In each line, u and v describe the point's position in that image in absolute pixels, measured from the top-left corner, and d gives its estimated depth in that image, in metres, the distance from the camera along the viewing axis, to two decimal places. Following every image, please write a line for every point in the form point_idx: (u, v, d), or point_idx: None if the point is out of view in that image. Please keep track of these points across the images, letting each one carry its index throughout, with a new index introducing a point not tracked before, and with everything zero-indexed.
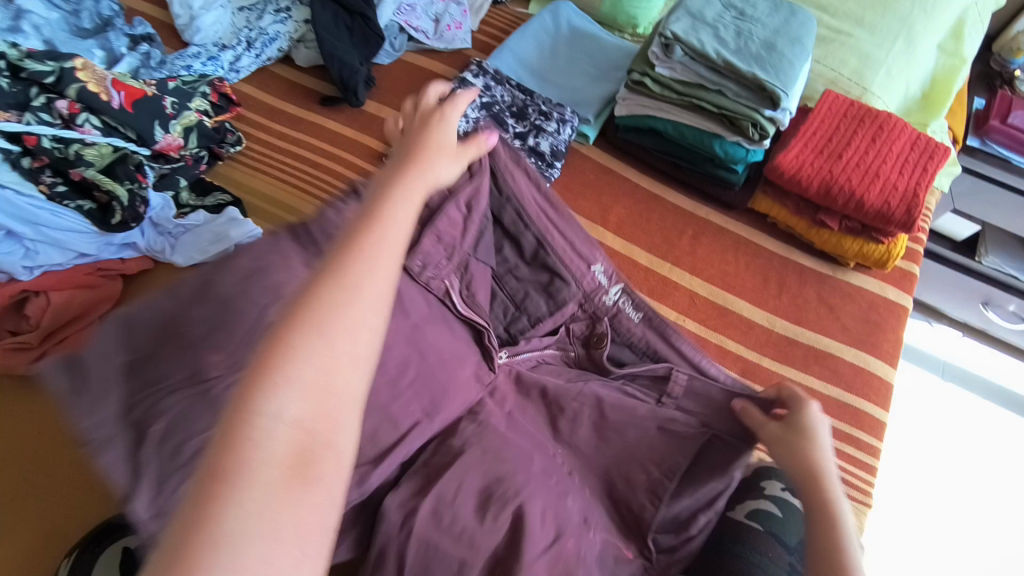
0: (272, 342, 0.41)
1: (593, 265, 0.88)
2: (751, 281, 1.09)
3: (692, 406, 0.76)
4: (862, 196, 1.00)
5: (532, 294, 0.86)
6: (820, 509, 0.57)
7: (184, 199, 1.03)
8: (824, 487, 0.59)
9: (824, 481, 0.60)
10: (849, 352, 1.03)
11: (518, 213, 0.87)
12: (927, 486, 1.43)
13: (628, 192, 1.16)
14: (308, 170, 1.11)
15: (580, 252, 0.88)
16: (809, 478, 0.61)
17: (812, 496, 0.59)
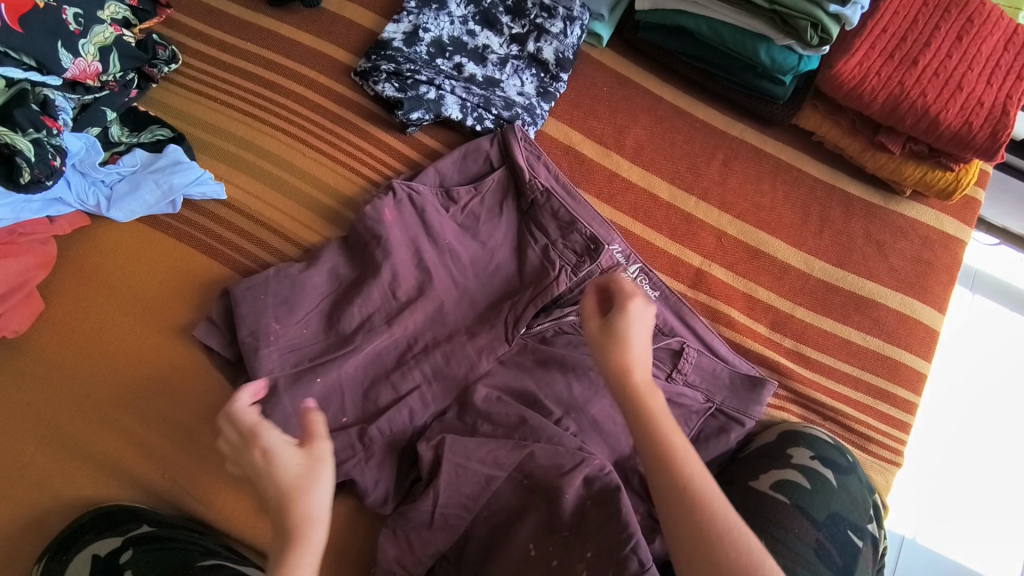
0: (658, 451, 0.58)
1: (610, 245, 0.87)
2: (789, 216, 0.94)
3: (699, 381, 0.83)
4: (938, 114, 0.82)
5: (547, 271, 0.84)
6: (687, 515, 0.55)
7: (116, 136, 0.87)
8: (689, 483, 0.56)
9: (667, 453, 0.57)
10: (895, 297, 0.91)
11: (534, 198, 0.87)
12: (971, 413, 1.31)
13: (649, 109, 0.97)
14: (262, 94, 0.92)
15: (597, 233, 0.87)
16: (660, 469, 0.57)
17: (671, 496, 0.56)
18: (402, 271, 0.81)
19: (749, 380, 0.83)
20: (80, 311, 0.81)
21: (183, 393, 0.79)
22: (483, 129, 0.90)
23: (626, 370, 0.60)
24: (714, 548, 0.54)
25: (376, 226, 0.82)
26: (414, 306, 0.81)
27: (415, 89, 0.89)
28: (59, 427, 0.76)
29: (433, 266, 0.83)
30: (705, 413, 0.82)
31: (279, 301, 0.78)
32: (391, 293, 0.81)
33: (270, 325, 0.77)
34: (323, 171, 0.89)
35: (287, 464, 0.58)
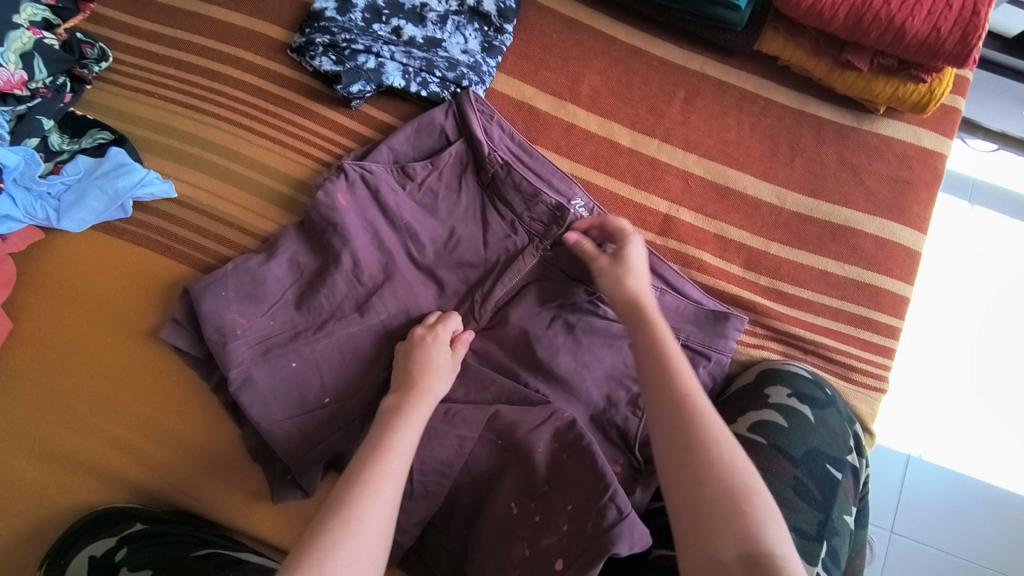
0: (659, 377, 0.63)
1: (572, 200, 0.85)
2: (757, 148, 0.90)
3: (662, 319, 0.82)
4: (903, 23, 0.77)
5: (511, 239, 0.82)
6: (676, 414, 0.60)
7: (57, 144, 0.85)
8: (683, 384, 0.62)
9: (666, 361, 0.64)
10: (872, 222, 0.88)
11: (492, 159, 0.84)
12: (968, 327, 1.29)
13: (602, 51, 0.93)
14: (199, 84, 0.89)
15: (557, 192, 0.85)
16: (658, 377, 0.63)
17: (668, 398, 0.61)
18: (362, 255, 0.80)
19: (716, 315, 0.83)
20: (49, 324, 0.81)
21: (160, 394, 0.80)
22: (429, 94, 0.86)
23: (633, 301, 0.71)
24: (696, 444, 0.57)
25: (330, 212, 0.80)
26: (379, 287, 0.79)
27: (353, 60, 0.85)
28: (44, 440, 0.78)
29: (391, 244, 0.82)
30: None
31: (242, 295, 0.78)
32: (353, 277, 0.79)
33: (235, 321, 0.76)
34: (271, 157, 0.87)
35: (436, 345, 0.74)
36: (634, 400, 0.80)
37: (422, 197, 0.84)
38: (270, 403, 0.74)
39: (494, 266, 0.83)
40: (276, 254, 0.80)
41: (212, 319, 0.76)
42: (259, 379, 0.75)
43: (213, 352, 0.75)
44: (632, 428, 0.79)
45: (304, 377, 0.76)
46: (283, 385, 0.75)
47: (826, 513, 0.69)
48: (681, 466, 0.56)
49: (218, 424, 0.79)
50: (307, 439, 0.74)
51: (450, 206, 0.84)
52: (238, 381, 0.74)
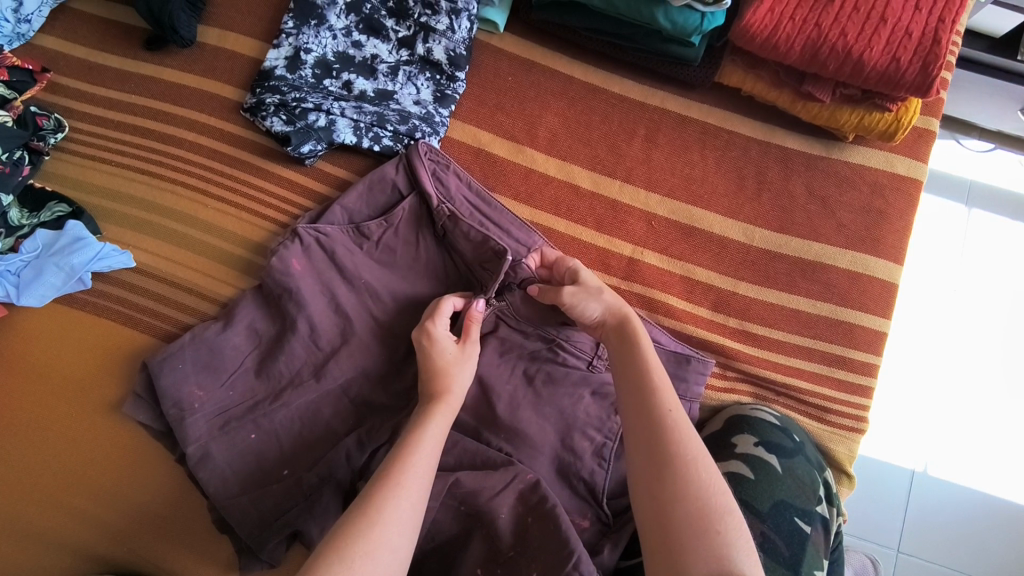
0: (637, 395, 0.63)
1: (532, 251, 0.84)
2: (722, 184, 0.88)
3: None
4: (861, 55, 0.74)
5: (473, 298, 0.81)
6: (655, 431, 0.60)
7: (17, 219, 0.84)
8: (664, 401, 0.62)
9: (648, 379, 0.64)
10: (844, 256, 0.85)
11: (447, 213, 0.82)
12: (964, 340, 1.25)
13: (559, 91, 0.91)
14: (155, 150, 0.89)
15: (516, 243, 0.83)
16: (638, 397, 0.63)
17: (644, 416, 0.61)
18: (318, 320, 0.79)
19: (677, 360, 0.81)
20: (17, 400, 0.82)
21: (126, 467, 0.80)
22: (382, 149, 0.85)
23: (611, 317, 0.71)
24: (673, 464, 0.57)
25: (284, 279, 0.79)
26: (336, 352, 0.79)
27: (304, 119, 0.84)
28: (16, 517, 0.79)
29: (347, 308, 0.80)
30: None
31: (199, 367, 0.77)
32: (309, 342, 0.79)
33: (193, 394, 0.76)
34: (228, 220, 0.87)
35: (443, 345, 0.71)
36: (600, 450, 0.79)
37: (378, 256, 0.83)
38: (231, 476, 0.74)
39: None
40: (231, 322, 0.80)
41: (170, 394, 0.76)
42: (217, 453, 0.75)
43: (173, 427, 0.75)
44: (598, 482, 0.77)
45: (263, 448, 0.76)
46: (241, 458, 0.75)
47: (794, 571, 0.66)
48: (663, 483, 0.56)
49: (183, 495, 0.79)
50: (262, 513, 0.73)
51: (407, 263, 0.83)
52: (196, 457, 0.74)
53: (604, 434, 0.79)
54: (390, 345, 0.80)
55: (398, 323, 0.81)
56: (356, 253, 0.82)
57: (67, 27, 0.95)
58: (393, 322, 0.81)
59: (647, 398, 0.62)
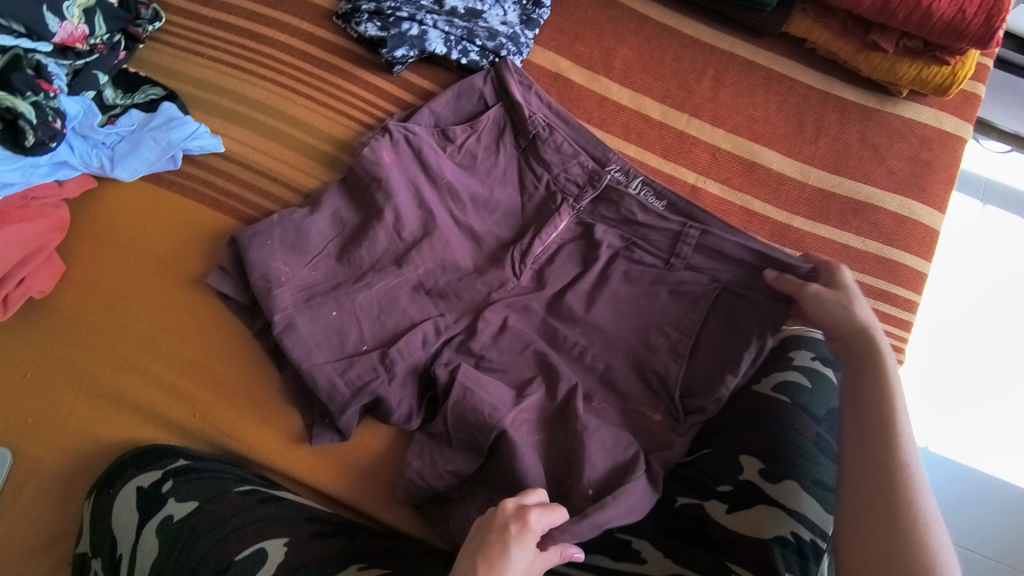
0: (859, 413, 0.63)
1: (608, 164, 0.87)
2: (783, 126, 0.94)
3: (704, 262, 0.81)
4: (930, 5, 0.80)
5: (554, 203, 0.86)
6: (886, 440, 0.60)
7: (111, 99, 0.88)
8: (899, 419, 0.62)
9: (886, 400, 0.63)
10: (893, 200, 0.91)
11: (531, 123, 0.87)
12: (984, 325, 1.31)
13: (636, 28, 0.96)
14: (247, 47, 0.92)
15: (595, 156, 0.87)
16: (865, 431, 0.62)
17: (872, 422, 0.62)
18: (403, 211, 0.83)
19: (756, 260, 0.80)
20: (100, 269, 0.84)
21: (205, 339, 0.83)
22: (469, 62, 0.89)
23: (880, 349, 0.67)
24: (886, 470, 0.58)
25: (376, 168, 0.83)
26: (419, 240, 0.83)
27: (398, 27, 0.88)
28: (95, 379, 0.81)
29: (431, 203, 0.85)
30: (711, 294, 0.81)
31: (288, 244, 0.81)
32: (392, 229, 0.83)
33: (280, 268, 0.80)
34: (314, 117, 0.90)
35: None
36: (674, 347, 0.80)
37: (461, 161, 0.87)
38: (313, 347, 0.77)
39: (527, 221, 0.86)
40: (316, 206, 0.84)
41: (259, 265, 0.79)
42: (301, 323, 0.78)
43: (258, 297, 0.79)
44: (671, 376, 0.79)
45: (345, 325, 0.79)
46: (323, 331, 0.78)
47: None
48: (870, 523, 0.56)
49: (259, 369, 0.82)
50: (347, 384, 0.76)
51: (489, 167, 0.88)
52: (282, 326, 0.77)
53: (676, 330, 0.81)
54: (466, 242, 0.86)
55: (472, 223, 0.86)
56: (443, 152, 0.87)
57: None
58: (472, 225, 0.86)
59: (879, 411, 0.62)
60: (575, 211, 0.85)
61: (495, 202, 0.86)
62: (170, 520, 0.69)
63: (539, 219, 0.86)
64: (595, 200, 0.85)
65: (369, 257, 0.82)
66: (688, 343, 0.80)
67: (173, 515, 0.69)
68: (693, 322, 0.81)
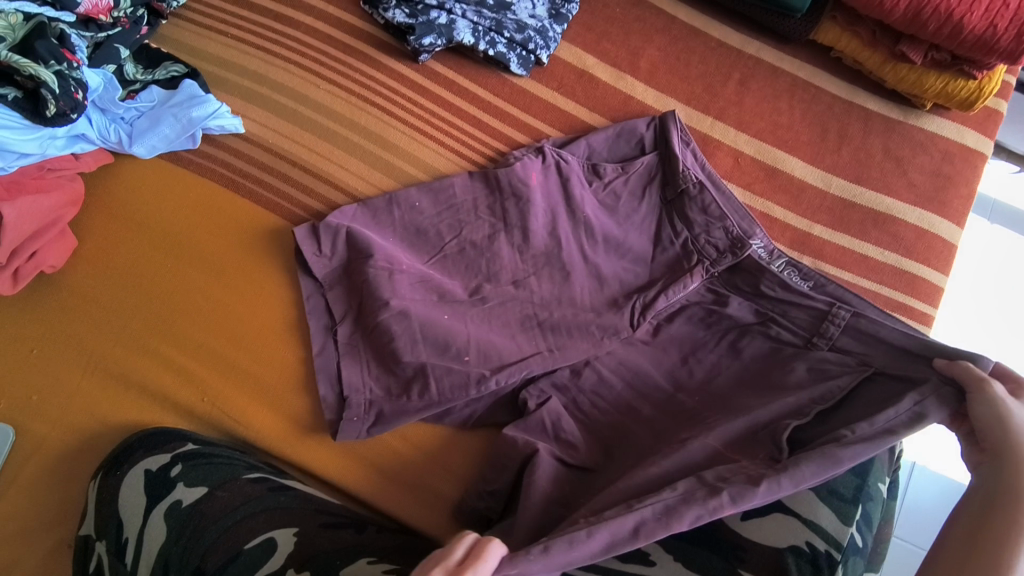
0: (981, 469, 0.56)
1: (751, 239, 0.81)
2: (806, 134, 0.93)
3: (852, 346, 0.72)
4: (962, 18, 0.80)
5: (689, 264, 0.83)
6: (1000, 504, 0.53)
7: (131, 74, 0.87)
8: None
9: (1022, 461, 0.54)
10: (913, 212, 0.91)
11: (679, 173, 0.85)
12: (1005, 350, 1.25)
13: (663, 28, 0.95)
14: (271, 27, 0.91)
15: (742, 228, 0.82)
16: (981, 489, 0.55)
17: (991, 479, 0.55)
18: (532, 232, 0.83)
19: (920, 348, 0.67)
20: (113, 246, 0.83)
21: (217, 322, 0.81)
22: (496, 53, 0.88)
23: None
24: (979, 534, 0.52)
25: (522, 186, 0.83)
26: (532, 255, 0.83)
27: (426, 15, 0.87)
28: (103, 357, 0.79)
29: (575, 231, 0.84)
30: (858, 375, 0.70)
31: (410, 235, 0.84)
32: (494, 234, 0.83)
33: (401, 263, 0.80)
34: (337, 102, 0.89)
35: None
36: (799, 407, 0.68)
37: (623, 191, 0.86)
38: (397, 337, 0.76)
39: (649, 278, 0.84)
40: (438, 203, 0.85)
41: (387, 262, 0.79)
42: (414, 314, 0.77)
43: (373, 277, 0.78)
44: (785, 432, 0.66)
45: (452, 333, 0.78)
46: (434, 332, 0.77)
47: (863, 478, 0.70)
48: (944, 566, 0.52)
49: (270, 354, 0.80)
50: (439, 390, 0.76)
51: (613, 208, 0.86)
52: (395, 311, 0.77)
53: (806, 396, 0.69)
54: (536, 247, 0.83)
55: (531, 232, 0.83)
56: (602, 184, 0.86)
57: None
58: (593, 269, 0.83)
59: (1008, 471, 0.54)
60: (709, 276, 0.82)
61: (612, 237, 0.84)
62: (180, 505, 0.68)
63: (659, 283, 0.83)
64: (732, 269, 0.81)
65: (453, 266, 0.83)
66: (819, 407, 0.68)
67: (182, 501, 0.69)
68: (833, 394, 0.69)
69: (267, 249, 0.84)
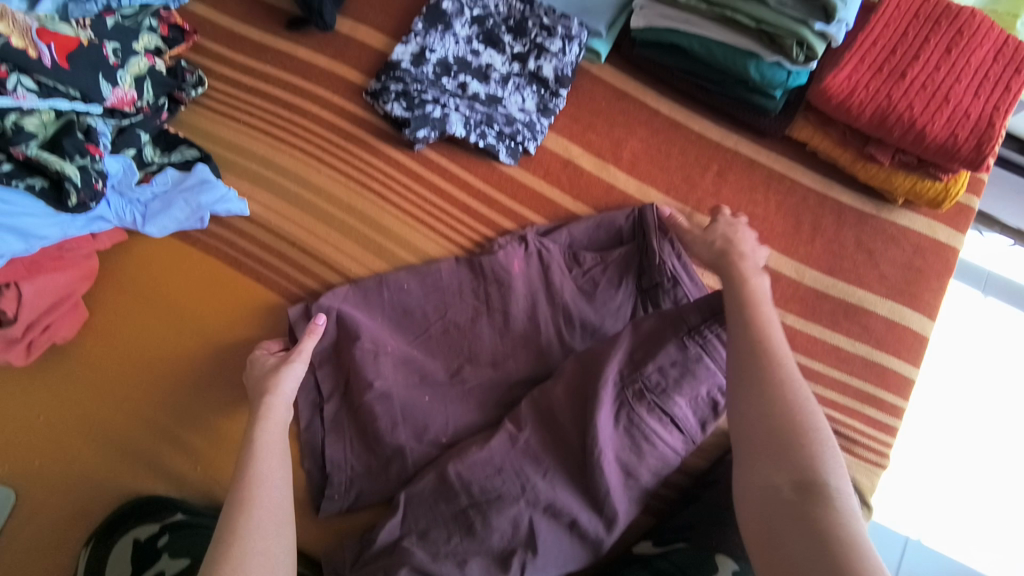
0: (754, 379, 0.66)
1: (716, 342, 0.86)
2: (780, 225, 0.97)
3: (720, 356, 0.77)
4: (924, 127, 0.84)
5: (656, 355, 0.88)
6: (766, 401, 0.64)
7: (149, 156, 0.94)
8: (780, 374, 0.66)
9: (769, 359, 0.67)
10: (884, 304, 0.94)
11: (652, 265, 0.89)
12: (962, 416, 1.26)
13: (646, 121, 1.01)
14: (280, 115, 0.98)
15: None
16: (751, 388, 0.66)
17: (754, 377, 0.66)
18: (512, 316, 0.88)
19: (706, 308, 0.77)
20: (120, 319, 0.89)
21: (210, 394, 0.86)
22: (486, 145, 0.94)
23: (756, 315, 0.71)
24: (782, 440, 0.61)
25: (504, 273, 0.89)
26: (512, 337, 0.88)
27: (421, 109, 0.94)
28: (104, 426, 0.84)
29: (549, 319, 0.89)
30: (694, 356, 0.76)
31: (396, 315, 0.89)
32: (478, 317, 0.88)
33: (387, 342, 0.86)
34: (336, 186, 0.95)
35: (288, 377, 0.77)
36: (651, 407, 0.76)
37: (595, 280, 0.90)
38: (379, 418, 0.83)
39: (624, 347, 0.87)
40: (426, 285, 0.90)
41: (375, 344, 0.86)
42: (395, 393, 0.84)
43: (361, 359, 0.85)
44: (640, 422, 0.76)
45: (431, 415, 0.85)
46: (411, 412, 0.84)
47: None
48: (757, 486, 0.60)
49: None
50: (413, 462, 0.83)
51: (588, 294, 0.90)
52: (377, 394, 0.84)
53: (649, 388, 0.77)
54: (509, 333, 0.88)
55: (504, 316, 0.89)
56: (574, 271, 0.91)
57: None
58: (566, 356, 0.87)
59: (767, 371, 0.66)
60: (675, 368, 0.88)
61: (588, 323, 0.88)
62: None
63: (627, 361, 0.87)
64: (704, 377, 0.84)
65: (434, 348, 0.88)
66: (659, 396, 0.76)
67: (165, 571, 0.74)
68: (665, 377, 0.76)
69: (262, 325, 0.89)
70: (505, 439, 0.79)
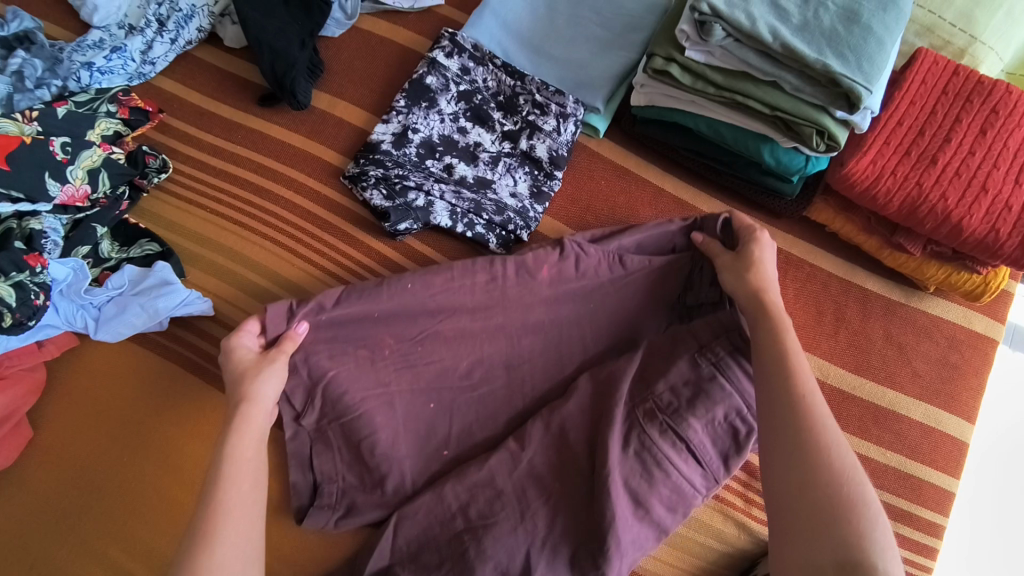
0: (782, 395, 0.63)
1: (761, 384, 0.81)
2: (800, 316, 0.88)
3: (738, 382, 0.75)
4: (961, 220, 0.76)
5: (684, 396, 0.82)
6: (796, 417, 0.61)
7: (107, 252, 0.86)
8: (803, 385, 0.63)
9: (790, 366, 0.65)
10: (918, 407, 0.85)
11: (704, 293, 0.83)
12: None
13: (651, 202, 0.92)
14: (250, 200, 0.91)
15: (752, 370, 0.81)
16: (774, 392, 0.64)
17: (780, 385, 0.64)
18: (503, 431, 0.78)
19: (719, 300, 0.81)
20: (70, 437, 0.80)
21: (166, 522, 0.76)
22: (474, 236, 0.86)
23: (761, 285, 0.74)
24: (804, 445, 0.59)
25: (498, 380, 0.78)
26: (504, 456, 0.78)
27: (404, 196, 0.86)
28: (48, 562, 0.75)
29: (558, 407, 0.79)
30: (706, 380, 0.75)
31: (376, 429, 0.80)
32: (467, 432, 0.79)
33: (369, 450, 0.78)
34: (309, 280, 0.87)
35: (268, 378, 0.71)
36: (665, 427, 0.74)
37: (635, 287, 0.84)
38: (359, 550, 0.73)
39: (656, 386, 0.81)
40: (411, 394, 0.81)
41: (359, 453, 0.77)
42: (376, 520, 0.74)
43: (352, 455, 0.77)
44: (652, 444, 0.73)
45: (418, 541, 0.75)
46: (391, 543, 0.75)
47: None
48: (782, 489, 0.58)
49: None
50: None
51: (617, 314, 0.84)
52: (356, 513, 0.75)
53: (664, 408, 0.75)
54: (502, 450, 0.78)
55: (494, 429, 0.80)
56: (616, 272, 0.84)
57: (187, 72, 0.99)
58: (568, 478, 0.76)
59: (788, 381, 0.64)
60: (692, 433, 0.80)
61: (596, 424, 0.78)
62: None
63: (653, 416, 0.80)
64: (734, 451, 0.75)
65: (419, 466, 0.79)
66: (673, 414, 0.74)
67: None
68: (678, 399, 0.75)
69: None
70: (507, 458, 0.77)
